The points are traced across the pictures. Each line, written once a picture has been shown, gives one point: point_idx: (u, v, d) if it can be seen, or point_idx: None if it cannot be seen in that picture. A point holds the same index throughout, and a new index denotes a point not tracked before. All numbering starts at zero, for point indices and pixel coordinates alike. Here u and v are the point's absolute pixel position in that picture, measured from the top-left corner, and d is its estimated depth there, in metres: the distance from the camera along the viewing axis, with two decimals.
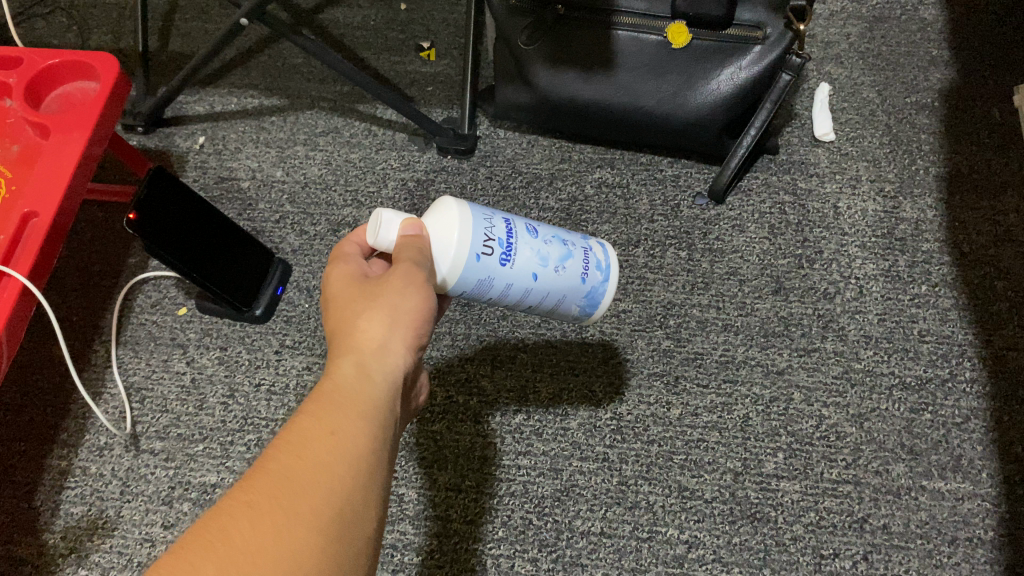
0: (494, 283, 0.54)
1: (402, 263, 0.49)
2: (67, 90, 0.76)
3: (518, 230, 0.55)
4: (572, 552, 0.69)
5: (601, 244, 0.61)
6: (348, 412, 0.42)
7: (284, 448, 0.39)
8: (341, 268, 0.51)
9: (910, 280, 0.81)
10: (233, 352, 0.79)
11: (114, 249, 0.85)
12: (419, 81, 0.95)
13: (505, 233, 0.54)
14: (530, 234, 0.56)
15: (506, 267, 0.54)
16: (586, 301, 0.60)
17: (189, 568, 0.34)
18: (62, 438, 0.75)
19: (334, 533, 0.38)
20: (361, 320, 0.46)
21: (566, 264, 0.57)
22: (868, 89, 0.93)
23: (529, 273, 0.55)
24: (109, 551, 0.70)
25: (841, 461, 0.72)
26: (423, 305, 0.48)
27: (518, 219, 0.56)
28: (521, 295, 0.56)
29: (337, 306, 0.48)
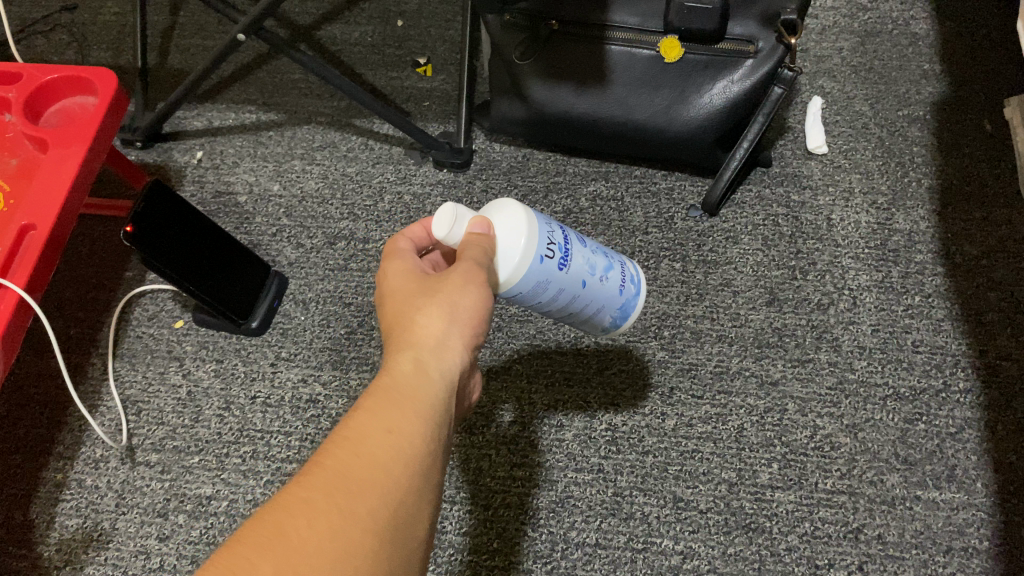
0: (550, 287, 0.54)
1: (464, 262, 0.50)
2: (67, 104, 0.76)
3: (571, 239, 0.56)
4: (567, 563, 0.69)
5: (631, 261, 0.63)
6: (409, 408, 0.43)
7: (343, 443, 0.40)
8: (399, 266, 0.52)
9: (903, 291, 0.81)
10: (229, 364, 0.79)
11: (112, 262, 0.86)
12: (415, 96, 0.96)
13: (562, 239, 0.55)
14: (580, 243, 0.57)
15: (562, 271, 0.55)
16: (619, 313, 0.62)
17: (248, 560, 0.34)
18: (58, 451, 0.75)
19: (389, 532, 0.38)
20: (420, 316, 0.47)
21: (609, 275, 0.59)
22: (861, 102, 0.94)
23: (580, 279, 0.56)
24: (104, 564, 0.70)
25: (835, 471, 0.72)
26: (480, 304, 0.49)
27: (570, 228, 0.57)
28: (569, 301, 0.57)
29: (396, 301, 0.49)
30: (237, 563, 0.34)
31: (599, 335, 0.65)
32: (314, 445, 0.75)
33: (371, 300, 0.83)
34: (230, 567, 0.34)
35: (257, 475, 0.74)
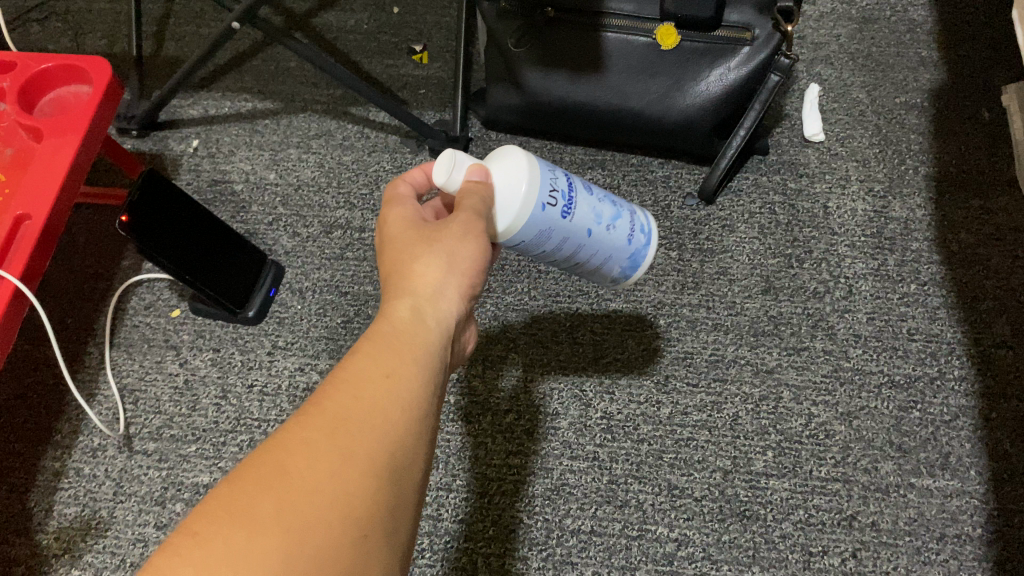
0: (554, 236, 0.54)
1: (464, 209, 0.50)
2: (61, 94, 0.76)
3: (575, 185, 0.55)
4: (562, 550, 0.70)
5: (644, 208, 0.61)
6: (407, 353, 0.44)
7: (341, 386, 0.41)
8: (398, 212, 0.52)
9: (899, 279, 0.81)
10: (226, 353, 0.80)
11: (108, 251, 0.86)
12: (411, 84, 0.96)
13: (566, 186, 0.54)
14: (586, 189, 0.56)
15: (566, 220, 0.54)
16: (628, 263, 0.60)
17: (248, 497, 0.35)
18: (55, 440, 0.76)
19: (389, 472, 0.39)
20: (418, 265, 0.48)
21: (617, 223, 0.57)
22: (858, 89, 0.93)
23: (585, 228, 0.55)
24: (101, 551, 0.71)
25: (830, 459, 0.73)
26: (477, 255, 0.49)
27: (577, 175, 0.56)
28: (574, 250, 0.56)
29: (395, 249, 0.50)
30: (238, 501, 0.35)
31: (610, 286, 0.63)
32: None
33: (368, 289, 0.83)
34: (231, 504, 0.34)
35: None
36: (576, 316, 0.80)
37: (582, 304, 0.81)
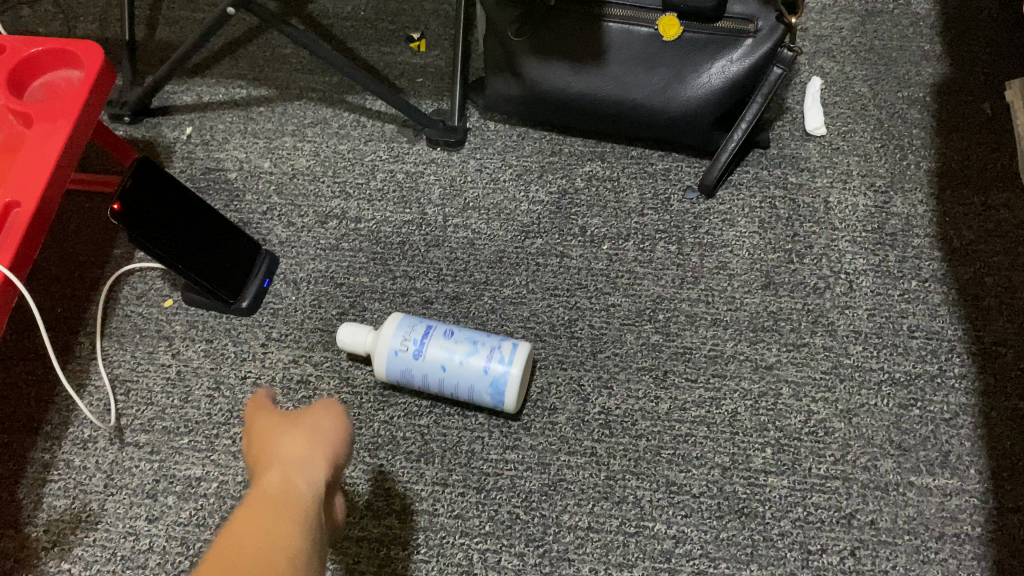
0: (415, 373, 0.70)
1: (312, 409, 0.56)
2: (49, 79, 0.74)
3: (433, 333, 0.70)
4: (559, 547, 0.69)
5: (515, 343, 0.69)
6: (284, 506, 0.44)
7: (218, 551, 0.40)
8: (257, 420, 0.56)
9: (899, 275, 0.81)
10: (219, 344, 0.78)
11: (99, 239, 0.85)
12: (408, 72, 0.95)
13: (420, 337, 0.70)
14: (444, 335, 0.70)
15: (418, 359, 0.69)
16: (493, 392, 0.69)
17: None
18: (45, 431, 0.75)
19: None
20: (280, 445, 0.51)
21: (469, 358, 0.68)
22: (860, 83, 0.92)
23: (438, 364, 0.69)
24: (92, 545, 0.70)
25: (829, 457, 0.72)
26: (338, 431, 0.54)
27: (439, 325, 0.70)
28: (444, 384, 0.70)
29: (257, 444, 0.53)
30: None
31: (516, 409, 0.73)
32: None
33: (363, 281, 0.82)
34: None
35: None
36: (574, 310, 0.79)
37: (580, 298, 0.80)
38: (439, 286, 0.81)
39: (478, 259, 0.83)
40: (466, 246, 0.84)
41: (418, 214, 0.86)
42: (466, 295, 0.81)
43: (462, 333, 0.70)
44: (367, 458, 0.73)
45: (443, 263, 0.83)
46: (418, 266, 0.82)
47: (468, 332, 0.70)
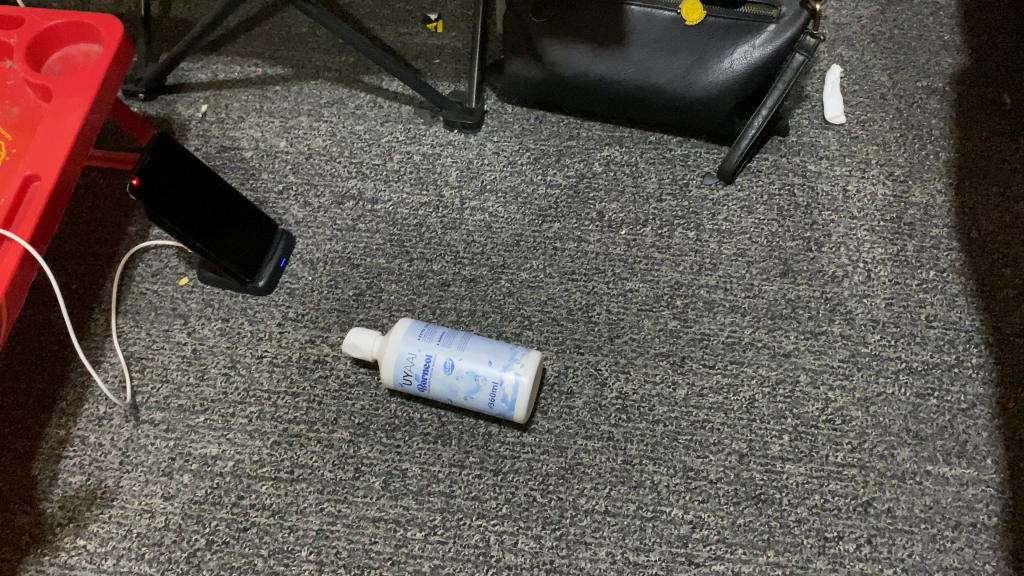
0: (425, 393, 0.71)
1: None
2: (68, 52, 0.74)
3: (434, 366, 0.67)
4: (576, 530, 0.69)
5: (518, 375, 0.66)
6: None
7: None
8: None
9: (918, 265, 0.80)
10: (235, 323, 0.78)
11: (114, 216, 0.84)
12: (425, 53, 0.94)
13: (421, 370, 0.68)
14: (446, 367, 0.67)
15: (425, 390, 0.69)
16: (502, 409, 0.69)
17: None
18: (60, 407, 0.74)
19: None
20: None
21: (473, 395, 0.67)
22: (880, 72, 0.92)
23: (445, 395, 0.69)
24: (108, 521, 0.70)
25: (846, 445, 0.72)
26: None
27: (440, 355, 0.67)
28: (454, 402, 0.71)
29: None
30: None
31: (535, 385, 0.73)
32: (323, 405, 0.74)
33: (380, 262, 0.81)
34: None
35: (264, 435, 0.73)
36: (592, 295, 0.79)
37: (597, 283, 0.80)
38: (456, 269, 0.81)
39: (495, 241, 0.82)
40: (483, 229, 0.83)
41: (435, 196, 0.85)
42: (483, 278, 0.80)
43: (464, 362, 0.67)
44: (384, 439, 0.72)
45: (461, 245, 0.82)
46: (435, 249, 0.82)
47: (470, 362, 0.67)
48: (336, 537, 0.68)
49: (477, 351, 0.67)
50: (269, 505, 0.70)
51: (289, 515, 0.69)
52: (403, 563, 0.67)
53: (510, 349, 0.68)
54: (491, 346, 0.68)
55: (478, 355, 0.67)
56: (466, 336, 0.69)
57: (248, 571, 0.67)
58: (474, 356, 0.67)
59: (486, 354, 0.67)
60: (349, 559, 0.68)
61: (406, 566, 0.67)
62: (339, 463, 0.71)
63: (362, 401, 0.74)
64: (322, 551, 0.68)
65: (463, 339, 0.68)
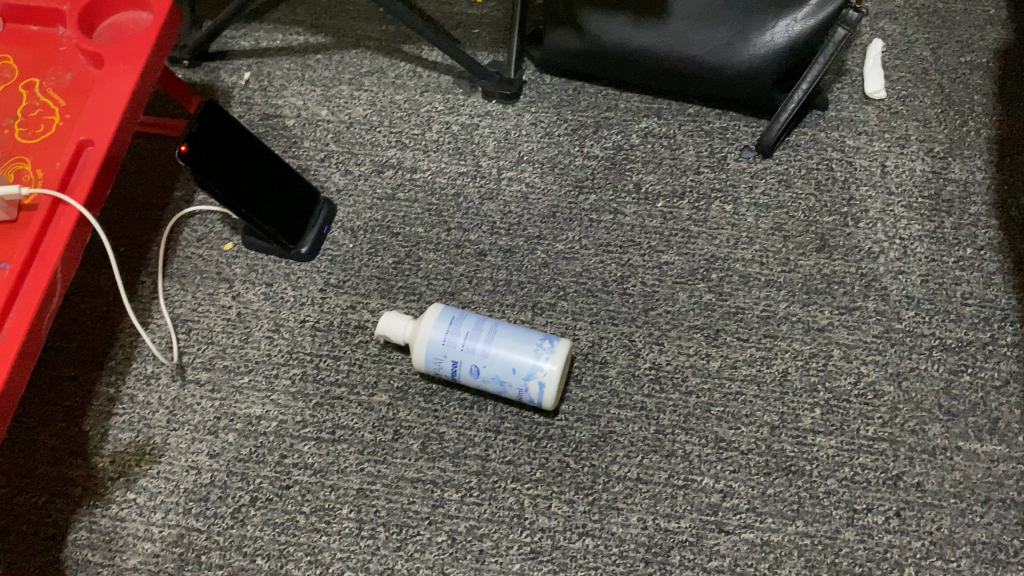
0: None
1: None
2: (119, 19, 0.75)
3: (461, 371, 0.70)
4: (608, 496, 0.70)
5: (541, 384, 0.68)
6: None
7: None
8: None
9: (955, 242, 0.80)
10: (278, 288, 0.80)
11: (161, 182, 0.86)
12: (465, 23, 0.94)
13: (450, 371, 0.70)
14: (472, 373, 0.69)
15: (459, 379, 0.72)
16: None
17: None
18: (110, 366, 0.77)
19: None
20: None
21: (502, 392, 0.70)
22: (922, 46, 0.91)
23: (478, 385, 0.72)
24: (156, 476, 0.72)
25: (877, 419, 0.73)
26: None
27: (464, 364, 0.69)
28: None
29: None
30: None
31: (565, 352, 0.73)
32: (363, 369, 0.76)
33: (419, 231, 0.83)
34: None
35: (306, 397, 0.75)
36: (627, 267, 0.80)
37: (633, 255, 0.80)
38: (493, 239, 0.82)
39: (532, 212, 0.83)
40: (520, 199, 0.84)
41: (473, 165, 0.86)
42: (520, 249, 0.81)
43: (489, 370, 0.68)
44: (422, 403, 0.74)
45: (498, 216, 0.83)
46: (472, 218, 0.83)
47: (494, 370, 0.68)
48: (375, 496, 0.71)
49: (500, 357, 0.68)
50: (311, 464, 0.72)
51: (330, 474, 0.72)
52: (440, 523, 0.70)
53: (534, 347, 0.68)
54: (515, 346, 0.68)
55: (501, 363, 0.68)
56: (490, 333, 0.69)
57: (291, 528, 0.70)
58: (498, 363, 0.68)
59: (509, 360, 0.68)
60: (388, 518, 0.70)
61: (443, 526, 0.69)
62: (379, 426, 0.73)
63: (401, 366, 0.76)
64: (362, 510, 0.70)
65: (487, 341, 0.69)
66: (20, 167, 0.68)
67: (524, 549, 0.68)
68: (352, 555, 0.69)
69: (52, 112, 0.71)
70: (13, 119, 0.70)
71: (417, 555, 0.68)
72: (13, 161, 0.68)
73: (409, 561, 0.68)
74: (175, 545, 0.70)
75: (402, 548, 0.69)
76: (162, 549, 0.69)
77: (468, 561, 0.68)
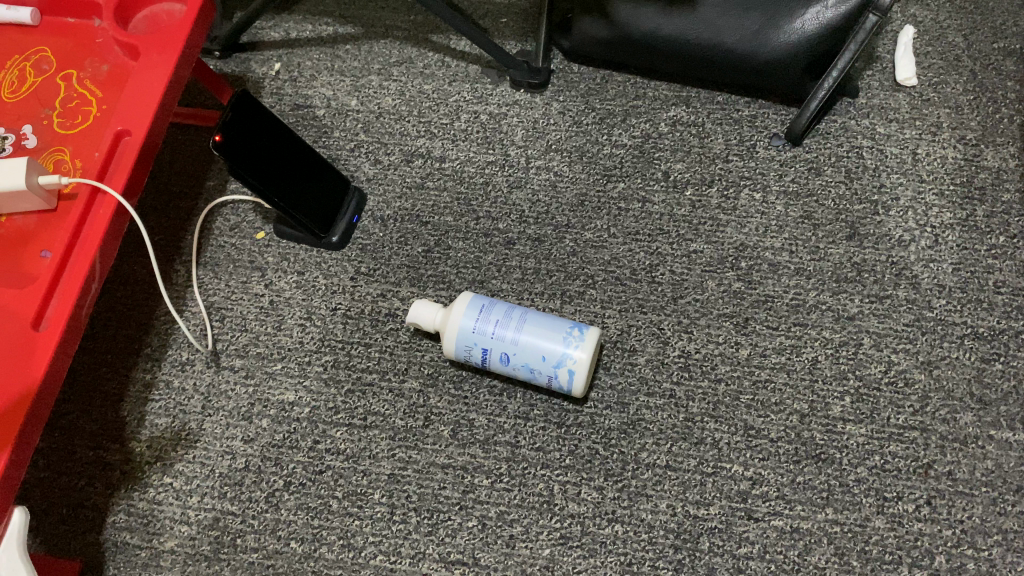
0: None
1: None
2: (154, 11, 0.76)
3: (490, 358, 0.70)
4: (637, 482, 0.71)
5: (570, 370, 0.68)
6: None
7: None
8: None
9: (987, 230, 0.80)
10: (310, 277, 0.81)
11: (194, 172, 0.87)
12: (493, 12, 0.95)
13: (480, 358, 0.71)
14: (502, 360, 0.70)
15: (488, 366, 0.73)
16: None
17: None
18: (146, 352, 0.79)
19: None
20: None
21: (532, 379, 0.71)
22: (955, 33, 0.90)
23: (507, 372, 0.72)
24: (192, 461, 0.74)
25: (908, 407, 0.73)
26: None
27: (494, 351, 0.70)
28: None
29: None
30: None
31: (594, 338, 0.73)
32: (394, 356, 0.77)
33: (448, 220, 0.83)
34: None
35: (338, 383, 0.76)
36: (656, 255, 0.80)
37: (662, 244, 0.81)
38: (522, 227, 0.82)
39: (560, 201, 0.84)
40: (548, 188, 0.84)
41: (502, 154, 0.87)
42: (548, 238, 0.82)
43: (519, 357, 0.69)
44: (452, 390, 0.75)
45: (526, 205, 0.84)
46: (501, 207, 0.84)
47: (524, 357, 0.69)
48: (407, 481, 0.72)
49: (530, 344, 0.69)
50: (344, 450, 0.73)
51: (362, 459, 0.73)
52: (470, 508, 0.70)
53: (564, 334, 0.69)
54: (545, 333, 0.69)
55: (531, 350, 0.69)
56: (520, 320, 0.70)
57: (324, 512, 0.71)
58: (527, 351, 0.69)
59: (539, 347, 0.68)
60: (419, 503, 0.71)
61: (473, 511, 0.70)
62: (410, 412, 0.74)
63: (431, 353, 0.77)
64: (394, 495, 0.71)
65: (517, 329, 0.69)
66: (58, 157, 0.69)
67: (554, 534, 0.69)
68: (384, 540, 0.70)
69: (90, 102, 0.72)
70: (51, 110, 0.72)
71: (449, 539, 0.69)
72: (52, 151, 0.69)
73: (441, 545, 0.69)
74: (211, 528, 0.71)
75: (433, 532, 0.70)
76: (198, 532, 0.71)
77: (499, 546, 0.69)
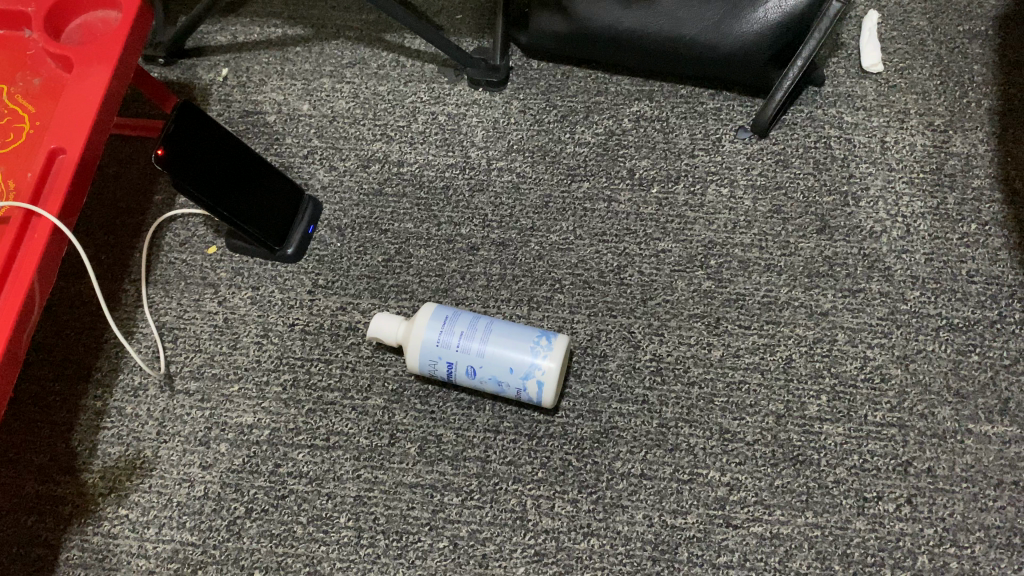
0: None
1: None
2: (88, 20, 0.72)
3: (457, 371, 0.68)
4: (612, 493, 0.69)
5: (538, 382, 0.65)
6: None
7: None
8: None
9: (959, 218, 0.78)
10: (265, 292, 0.78)
11: (142, 185, 0.84)
12: (448, 9, 0.92)
13: (447, 372, 0.68)
14: (469, 373, 0.67)
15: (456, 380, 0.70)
16: None
17: None
18: (96, 378, 0.75)
19: None
20: None
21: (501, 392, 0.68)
22: (919, 17, 0.88)
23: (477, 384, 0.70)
24: (148, 491, 0.70)
25: (885, 404, 0.71)
26: None
27: (460, 363, 0.67)
28: None
29: None
30: None
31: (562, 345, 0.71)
32: (356, 372, 0.74)
33: (408, 226, 0.80)
34: None
35: (298, 403, 0.73)
36: (624, 256, 0.78)
37: (629, 244, 0.78)
38: (485, 232, 0.80)
39: (524, 203, 0.81)
40: (511, 190, 0.82)
41: (461, 156, 0.84)
42: (513, 241, 0.79)
43: (486, 370, 0.66)
44: (418, 405, 0.72)
45: (489, 208, 0.81)
46: (463, 212, 0.81)
47: (491, 370, 0.66)
48: (374, 503, 0.69)
49: (497, 356, 0.66)
50: (306, 472, 0.70)
51: (326, 482, 0.70)
52: (441, 528, 0.68)
53: (532, 344, 0.66)
54: (511, 344, 0.66)
55: (497, 362, 0.66)
56: (486, 330, 0.67)
57: (288, 538, 0.68)
58: (494, 363, 0.66)
59: (506, 359, 0.66)
60: (388, 525, 0.68)
61: (444, 531, 0.68)
62: (375, 430, 0.71)
63: (395, 367, 0.74)
64: (361, 518, 0.68)
65: (482, 340, 0.66)
66: None
67: (528, 552, 0.67)
68: (352, 565, 0.67)
69: (22, 119, 0.68)
70: None
71: (419, 562, 0.67)
72: None
73: (411, 568, 0.67)
74: (170, 560, 0.68)
75: (403, 555, 0.67)
76: (157, 566, 0.68)
77: (471, 567, 0.66)
